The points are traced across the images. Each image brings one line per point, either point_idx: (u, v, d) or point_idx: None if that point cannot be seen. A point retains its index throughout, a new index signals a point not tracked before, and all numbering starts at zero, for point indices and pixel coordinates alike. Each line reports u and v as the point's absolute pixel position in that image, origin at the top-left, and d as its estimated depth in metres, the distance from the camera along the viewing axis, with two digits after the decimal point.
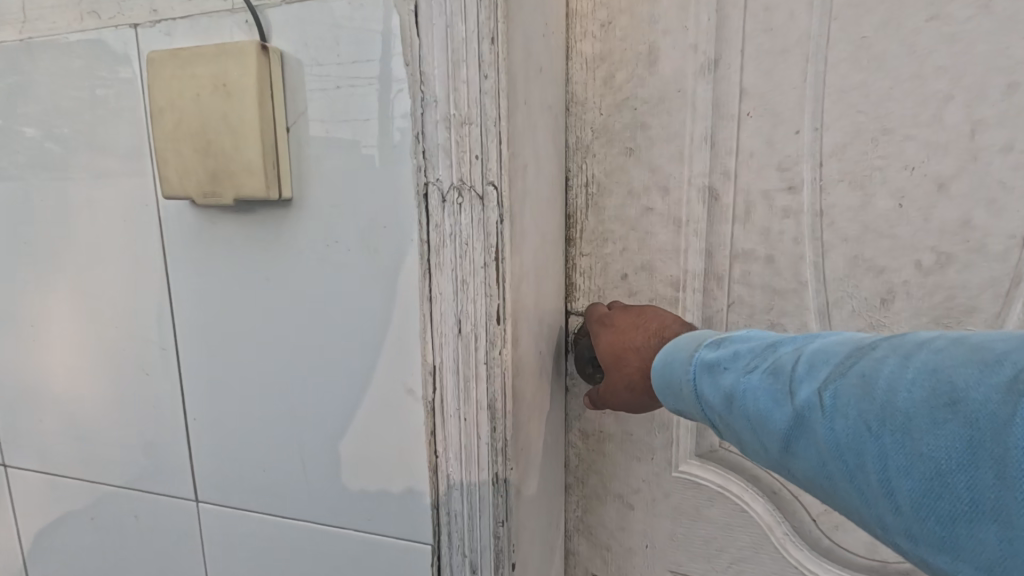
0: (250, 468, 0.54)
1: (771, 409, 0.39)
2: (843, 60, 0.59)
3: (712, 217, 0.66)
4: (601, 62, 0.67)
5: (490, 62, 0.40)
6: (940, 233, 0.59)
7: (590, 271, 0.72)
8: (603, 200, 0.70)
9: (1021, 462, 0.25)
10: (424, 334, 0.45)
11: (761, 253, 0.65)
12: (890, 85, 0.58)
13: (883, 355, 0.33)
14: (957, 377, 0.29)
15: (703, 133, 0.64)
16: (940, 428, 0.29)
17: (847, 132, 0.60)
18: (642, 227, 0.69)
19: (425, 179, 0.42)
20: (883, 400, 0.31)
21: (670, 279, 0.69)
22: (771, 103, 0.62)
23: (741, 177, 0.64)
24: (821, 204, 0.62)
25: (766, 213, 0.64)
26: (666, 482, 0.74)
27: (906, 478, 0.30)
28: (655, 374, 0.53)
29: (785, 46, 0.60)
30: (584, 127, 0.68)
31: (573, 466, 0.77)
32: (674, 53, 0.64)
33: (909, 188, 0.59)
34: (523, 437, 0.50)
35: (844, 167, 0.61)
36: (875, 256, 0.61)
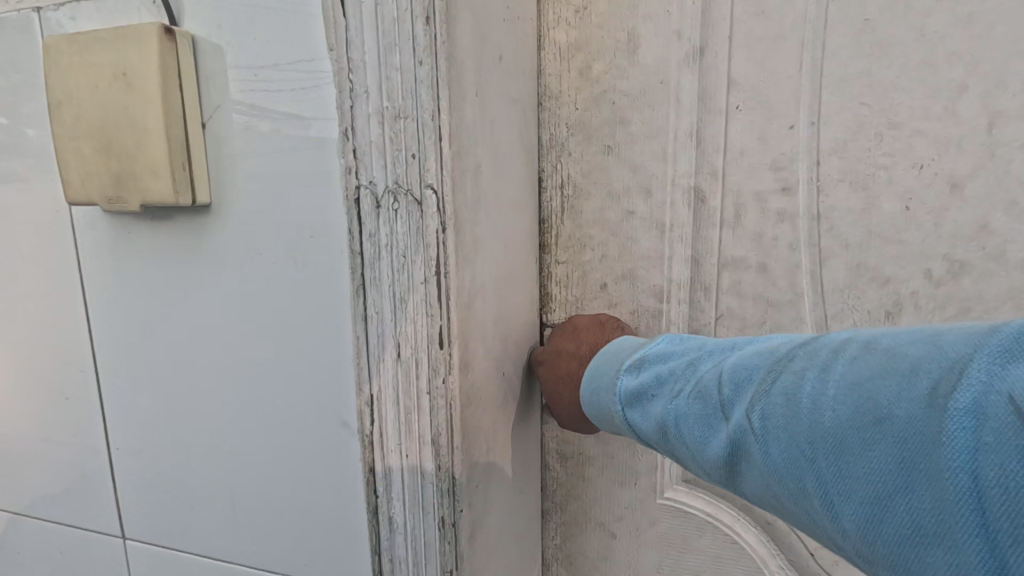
0: (177, 503, 0.48)
1: (705, 434, 0.36)
2: (844, 46, 0.53)
3: (699, 221, 0.60)
4: (576, 51, 0.61)
5: (425, 44, 0.34)
6: (953, 239, 0.53)
7: (566, 280, 0.66)
8: (580, 202, 0.64)
9: (954, 483, 0.23)
10: (358, 360, 0.39)
11: (753, 261, 0.59)
12: (898, 73, 0.52)
13: (804, 370, 0.30)
14: (878, 391, 0.26)
15: (689, 129, 0.58)
16: (870, 448, 0.26)
17: (849, 126, 0.54)
18: (623, 232, 0.63)
19: (357, 182, 0.37)
20: (810, 421, 0.29)
21: (653, 289, 0.63)
22: (763, 95, 0.55)
23: (731, 178, 0.58)
24: (819, 207, 0.56)
25: (759, 217, 0.58)
26: (651, 509, 0.68)
27: (846, 505, 0.27)
28: (586, 399, 0.50)
29: (779, 31, 0.54)
30: (559, 122, 0.62)
31: (551, 491, 0.72)
32: (656, 40, 0.58)
33: (918, 189, 0.53)
34: (479, 473, 0.44)
35: (845, 166, 0.54)
36: (879, 265, 0.55)
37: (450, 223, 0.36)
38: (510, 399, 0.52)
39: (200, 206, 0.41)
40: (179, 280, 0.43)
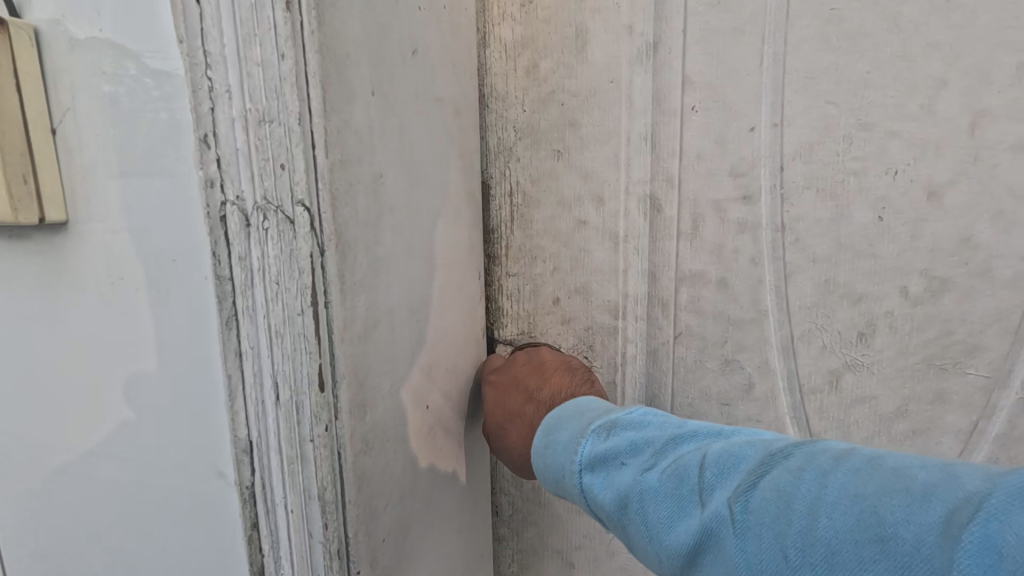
0: (41, 557, 0.43)
1: (667, 519, 0.34)
2: (809, 38, 0.47)
3: (656, 232, 0.55)
4: (522, 49, 0.56)
5: (285, 36, 0.30)
6: (933, 253, 0.47)
7: (518, 294, 0.62)
8: (530, 210, 0.59)
9: None
10: (232, 401, 0.35)
11: (713, 275, 0.54)
12: (868, 68, 0.46)
13: (805, 474, 0.30)
14: (885, 512, 0.26)
15: (642, 132, 0.54)
16: (865, 568, 0.26)
17: (815, 127, 0.48)
18: (575, 243, 0.58)
19: (222, 198, 0.33)
20: (804, 528, 0.28)
21: (608, 305, 0.58)
22: (721, 94, 0.50)
23: (688, 185, 0.53)
24: (784, 217, 0.51)
25: (718, 228, 0.53)
26: (610, 538, 0.64)
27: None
28: (537, 457, 0.45)
29: (737, 23, 0.49)
30: (506, 126, 0.58)
31: (506, 516, 0.67)
32: (606, 35, 0.53)
33: (893, 198, 0.47)
34: (390, 524, 0.40)
35: (811, 172, 0.49)
36: (851, 281, 0.50)
37: (330, 248, 0.32)
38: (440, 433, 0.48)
39: (54, 224, 0.36)
40: (36, 308, 0.38)
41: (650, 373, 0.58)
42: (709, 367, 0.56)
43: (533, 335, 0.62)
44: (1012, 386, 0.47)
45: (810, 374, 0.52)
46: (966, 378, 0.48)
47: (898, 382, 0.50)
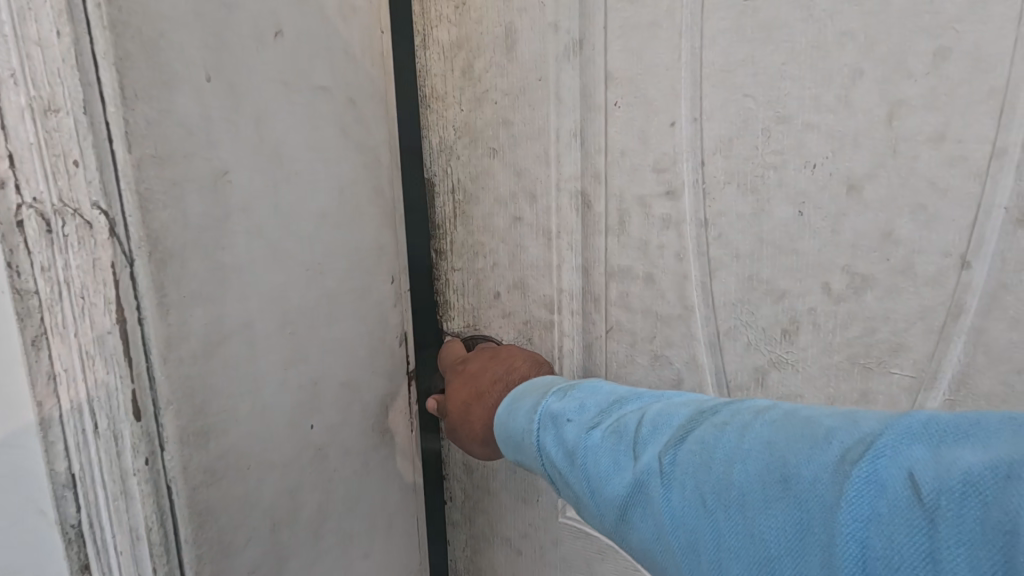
0: None
1: (610, 473, 0.37)
2: (724, 31, 0.47)
3: (587, 228, 0.56)
4: (457, 51, 0.58)
5: (60, 11, 0.31)
6: (854, 249, 0.46)
7: (462, 288, 0.63)
8: (469, 207, 0.61)
9: (843, 551, 0.25)
10: (46, 433, 0.35)
11: (640, 271, 0.54)
12: (783, 59, 0.45)
13: (730, 427, 0.33)
14: (791, 455, 0.29)
15: (569, 129, 0.54)
16: (770, 507, 0.28)
17: (733, 121, 0.48)
18: (512, 239, 0.59)
19: (20, 202, 0.32)
20: (721, 475, 0.30)
21: (544, 300, 0.59)
22: (641, 89, 0.50)
23: (613, 180, 0.53)
24: (707, 211, 0.50)
25: (642, 223, 0.53)
26: (554, 528, 0.65)
27: (738, 561, 0.29)
28: (499, 429, 0.49)
29: (654, 18, 0.49)
30: (446, 125, 0.60)
31: (459, 502, 0.70)
32: (533, 34, 0.54)
33: (812, 191, 0.46)
34: (245, 550, 0.43)
35: (731, 166, 0.49)
36: (773, 277, 0.49)
37: (141, 257, 0.35)
38: (331, 454, 0.52)
39: None
40: None
41: (586, 368, 0.59)
42: (640, 362, 0.56)
43: (478, 329, 0.64)
44: (943, 387, 0.45)
45: (737, 372, 0.52)
46: (891, 378, 0.46)
47: (823, 381, 0.49)
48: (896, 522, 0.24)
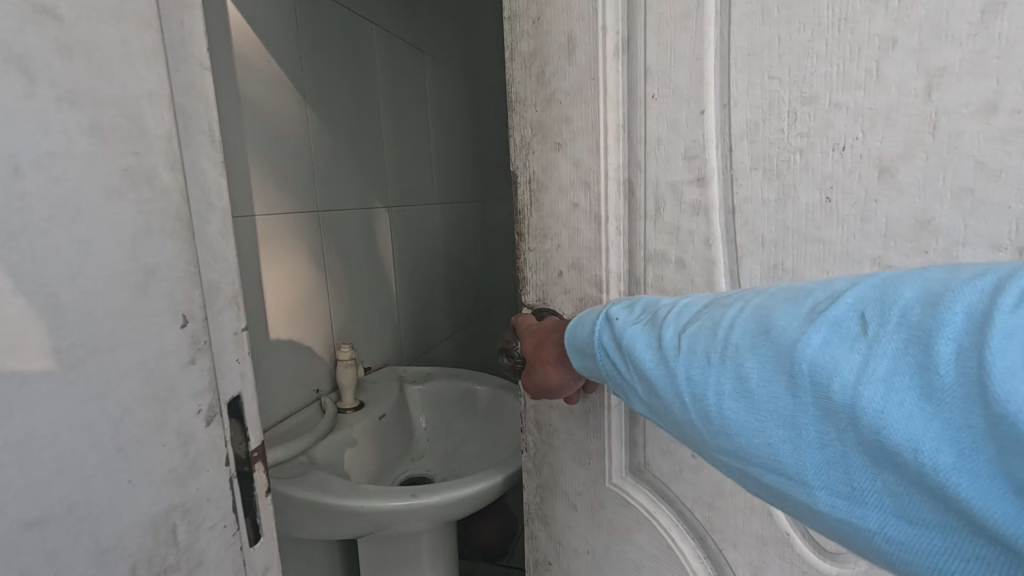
0: None
1: (641, 349, 0.42)
2: (750, 15, 0.46)
3: (632, 214, 0.60)
4: (533, 59, 0.66)
5: None
6: (887, 239, 0.41)
7: (535, 267, 0.72)
8: (541, 196, 0.69)
9: (804, 374, 0.30)
10: None
11: (672, 256, 0.56)
12: (810, 36, 0.43)
13: (732, 302, 0.37)
14: (776, 312, 0.33)
15: (616, 122, 0.59)
16: (752, 353, 0.33)
17: (760, 104, 0.47)
18: (571, 224, 0.66)
19: None
20: (721, 336, 0.35)
21: (595, 280, 0.65)
22: (674, 82, 0.52)
23: (649, 169, 0.57)
24: (734, 199, 0.50)
25: (675, 209, 0.55)
26: (601, 490, 0.71)
27: (728, 399, 0.34)
28: (568, 341, 0.55)
29: (684, 11, 0.50)
30: (525, 125, 0.69)
31: (530, 453, 0.79)
32: (587, 38, 0.59)
33: (839, 175, 0.43)
34: None
35: (757, 151, 0.48)
36: (797, 266, 0.47)
37: None
38: None
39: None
40: None
41: None
42: None
43: (545, 303, 0.72)
44: None
45: None
46: None
47: None
48: (844, 346, 0.29)
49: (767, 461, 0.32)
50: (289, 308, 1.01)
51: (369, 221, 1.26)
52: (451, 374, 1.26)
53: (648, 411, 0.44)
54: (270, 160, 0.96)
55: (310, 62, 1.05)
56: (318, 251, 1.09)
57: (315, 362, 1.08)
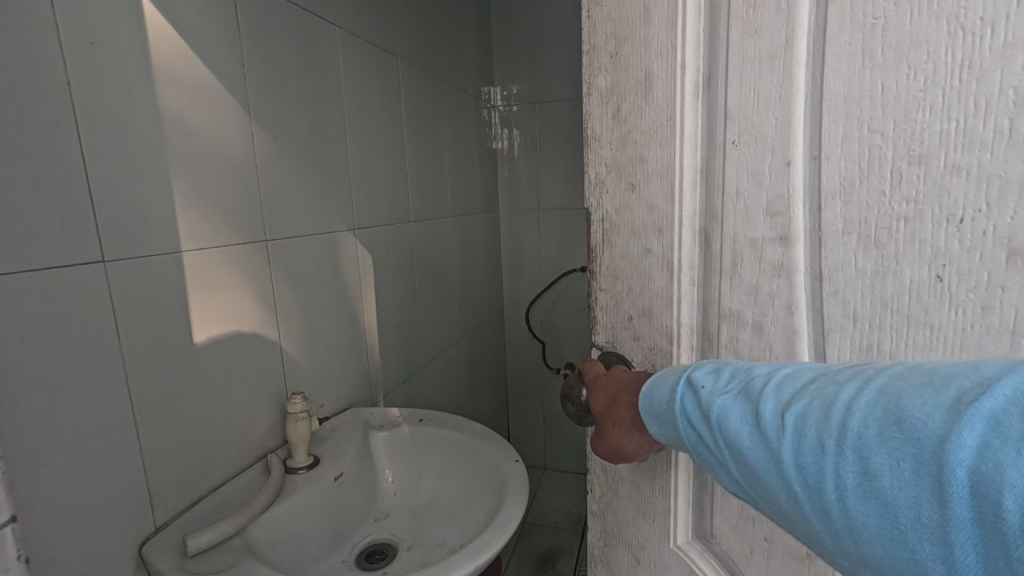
0: None
1: (743, 427, 0.43)
2: (849, 56, 0.40)
3: (706, 267, 0.56)
4: (610, 95, 0.62)
5: None
6: (1015, 336, 0.34)
7: (605, 307, 0.69)
8: (613, 237, 0.66)
9: (956, 481, 0.30)
10: None
11: (749, 318, 0.52)
12: (923, 85, 0.36)
13: (846, 381, 0.38)
14: (907, 400, 0.34)
15: (693, 166, 0.55)
16: (885, 445, 0.34)
17: (856, 160, 0.41)
18: (644, 268, 0.63)
19: None
20: (839, 422, 0.36)
21: (666, 331, 0.62)
22: (758, 128, 0.48)
23: (727, 222, 0.52)
24: (821, 264, 0.45)
25: (755, 268, 0.50)
26: (665, 551, 0.67)
27: (858, 493, 0.35)
28: (643, 407, 0.56)
29: (771, 50, 0.46)
30: (600, 162, 0.65)
31: (596, 497, 0.77)
32: (665, 76, 0.55)
33: (955, 253, 0.36)
34: None
35: (851, 214, 0.42)
36: (900, 352, 0.40)
37: None
38: None
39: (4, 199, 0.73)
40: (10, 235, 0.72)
41: None
42: None
43: (613, 347, 0.70)
44: None
45: None
46: None
47: None
48: (1004, 451, 0.29)
49: (908, 565, 0.33)
50: (224, 340, 1.03)
51: (318, 247, 1.30)
52: (417, 420, 1.33)
53: (745, 493, 0.45)
54: (201, 193, 0.97)
55: (252, 79, 1.08)
56: (258, 282, 1.11)
57: (253, 395, 1.10)
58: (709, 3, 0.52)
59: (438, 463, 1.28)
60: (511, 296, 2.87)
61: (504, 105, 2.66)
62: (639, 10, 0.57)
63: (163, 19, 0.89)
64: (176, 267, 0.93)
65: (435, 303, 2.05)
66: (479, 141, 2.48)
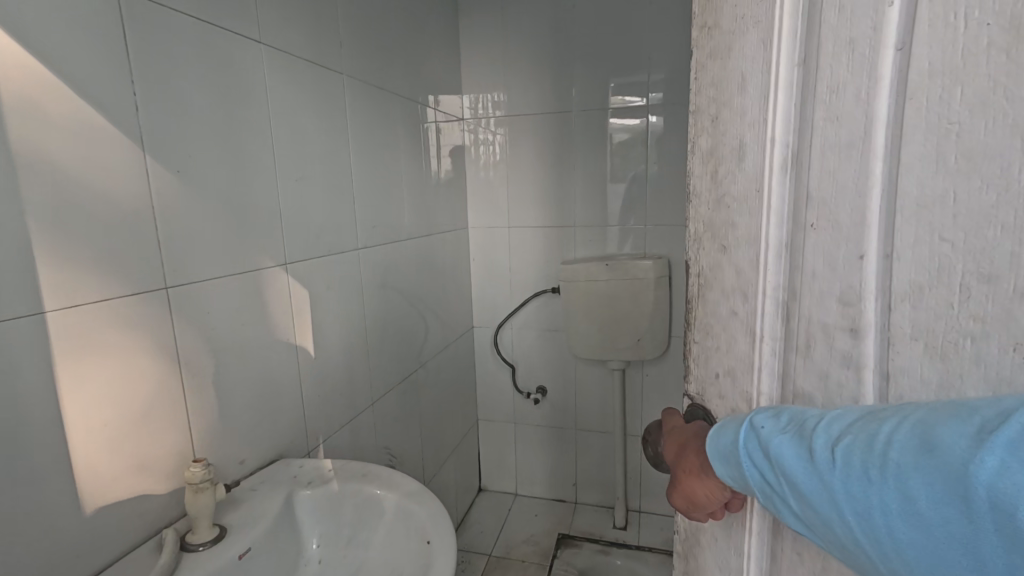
0: None
1: (796, 463, 0.47)
2: (920, 158, 0.41)
3: (785, 341, 0.55)
4: (710, 158, 0.63)
5: None
6: None
7: (698, 361, 0.69)
8: (706, 292, 0.66)
9: (979, 498, 0.35)
10: None
11: (819, 401, 0.52)
12: (993, 201, 0.38)
13: (889, 417, 0.42)
14: (935, 429, 0.38)
15: (778, 240, 0.54)
16: (920, 471, 0.38)
17: (925, 267, 0.42)
18: (729, 330, 0.62)
19: None
20: (880, 453, 0.40)
21: (744, 395, 0.60)
22: (834, 215, 0.48)
23: (803, 303, 0.52)
24: (888, 366, 0.46)
25: (826, 354, 0.51)
26: None
27: (899, 516, 0.39)
28: (711, 451, 0.57)
29: (850, 138, 0.46)
30: (699, 219, 0.66)
31: (681, 538, 0.77)
32: (757, 147, 0.55)
33: (1018, 377, 0.38)
34: None
35: (918, 320, 0.43)
36: None
37: None
38: None
39: None
40: None
41: None
42: None
43: (703, 401, 0.69)
44: None
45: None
46: None
47: None
48: (1018, 470, 0.34)
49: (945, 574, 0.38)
50: (107, 414, 0.89)
51: (233, 291, 1.16)
52: (350, 476, 1.21)
53: (805, 526, 0.48)
54: (77, 241, 0.84)
55: (146, 109, 0.94)
56: (155, 341, 0.98)
57: (148, 469, 0.96)
58: (801, 81, 0.50)
59: (371, 524, 1.16)
60: (480, 318, 2.78)
61: (481, 114, 2.57)
62: (738, 80, 0.57)
63: (16, 43, 0.75)
64: (35, 333, 0.79)
65: (389, 332, 1.91)
66: (442, 154, 2.38)
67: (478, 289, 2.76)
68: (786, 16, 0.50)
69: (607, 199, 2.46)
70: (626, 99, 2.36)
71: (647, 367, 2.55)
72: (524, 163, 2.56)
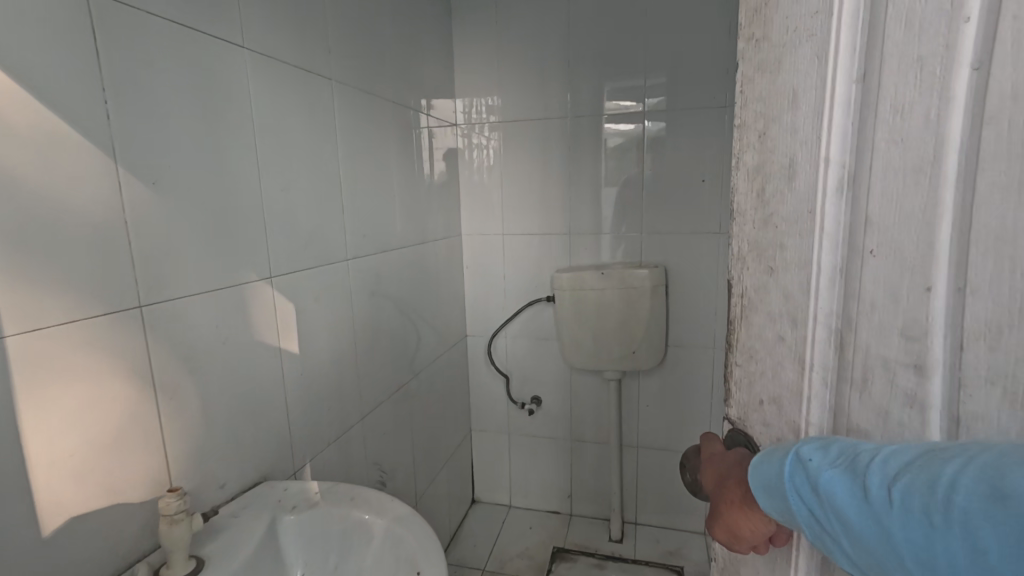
0: None
1: (851, 502, 0.46)
2: (998, 188, 0.40)
3: (840, 372, 0.54)
4: (757, 174, 0.63)
5: None
6: None
7: (741, 383, 0.69)
8: (751, 313, 0.66)
9: None
10: None
11: (877, 439, 0.51)
12: None
13: (951, 457, 0.41)
14: (1006, 472, 0.38)
15: (831, 264, 0.53)
16: (991, 520, 0.38)
17: (1006, 304, 0.41)
18: (776, 355, 0.62)
19: None
20: (944, 498, 0.40)
21: (792, 424, 0.60)
22: (898, 243, 0.47)
23: (860, 334, 0.51)
24: (958, 409, 0.45)
25: (885, 390, 0.50)
26: None
27: (966, 565, 0.39)
28: (754, 480, 0.57)
29: (918, 162, 0.45)
30: (744, 238, 0.66)
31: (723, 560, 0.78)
32: (810, 165, 0.54)
33: None
34: None
35: (994, 362, 0.42)
36: None
37: None
38: None
39: None
40: None
41: None
42: None
43: (745, 425, 0.69)
44: None
45: None
46: None
47: None
48: None
49: None
50: (72, 440, 0.84)
51: (214, 304, 1.10)
52: (337, 499, 1.15)
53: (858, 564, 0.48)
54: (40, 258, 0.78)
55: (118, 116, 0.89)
56: (127, 363, 0.92)
57: (119, 496, 0.91)
58: (859, 97, 0.49)
59: (359, 550, 1.10)
60: (474, 326, 2.74)
61: (475, 119, 2.53)
62: (789, 95, 0.57)
63: None
64: None
65: (380, 343, 1.86)
66: (435, 159, 2.33)
67: (471, 297, 2.71)
68: (844, 28, 0.49)
69: (603, 205, 2.42)
70: (621, 104, 2.32)
71: (642, 377, 2.51)
72: (519, 169, 2.52)
